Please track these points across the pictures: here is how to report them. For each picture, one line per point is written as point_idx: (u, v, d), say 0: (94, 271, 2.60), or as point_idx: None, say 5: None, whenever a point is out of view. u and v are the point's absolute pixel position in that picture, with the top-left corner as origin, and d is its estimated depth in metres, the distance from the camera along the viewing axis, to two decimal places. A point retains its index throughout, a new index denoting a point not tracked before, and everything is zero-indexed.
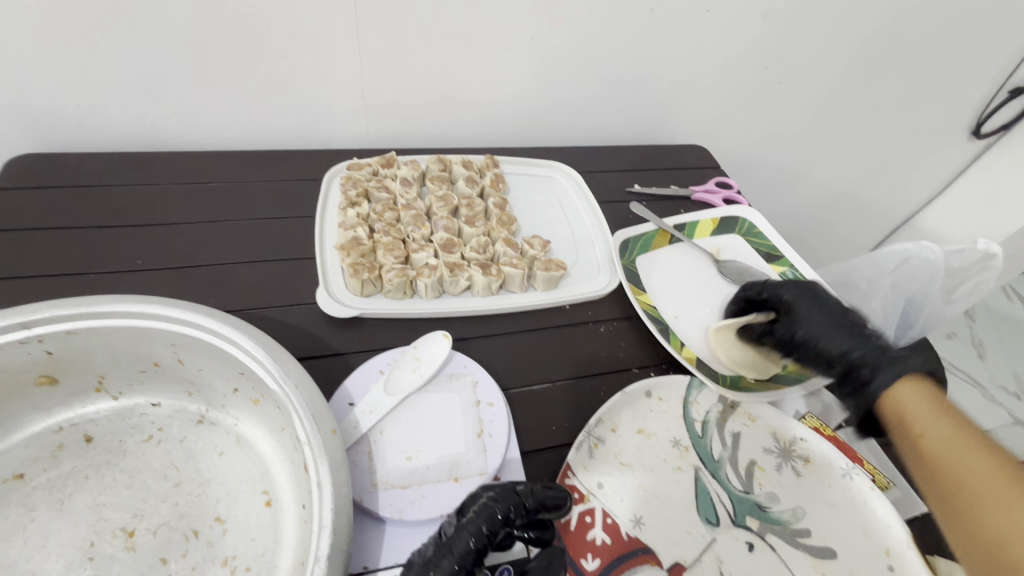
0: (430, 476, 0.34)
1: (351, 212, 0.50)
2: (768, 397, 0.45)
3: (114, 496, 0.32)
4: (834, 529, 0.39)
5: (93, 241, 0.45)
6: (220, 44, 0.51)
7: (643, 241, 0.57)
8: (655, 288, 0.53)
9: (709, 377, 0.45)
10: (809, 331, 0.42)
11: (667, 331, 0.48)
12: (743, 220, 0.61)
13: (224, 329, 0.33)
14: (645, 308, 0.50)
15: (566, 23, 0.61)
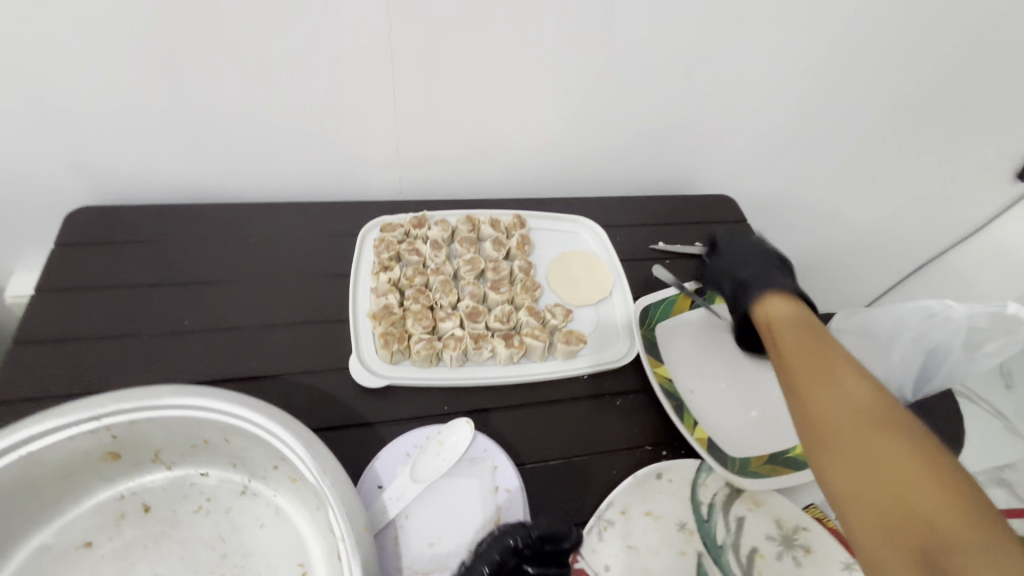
0: (450, 563, 0.37)
1: (383, 277, 0.52)
2: (774, 485, 0.47)
3: (168, 566, 0.36)
4: None
5: (145, 299, 0.49)
6: (264, 106, 0.54)
7: (665, 307, 0.57)
8: (672, 358, 0.55)
9: (718, 461, 0.48)
10: (726, 264, 0.55)
11: (681, 408, 0.50)
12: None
13: (267, 421, 0.36)
14: (662, 381, 0.52)
15: (595, 81, 0.61)
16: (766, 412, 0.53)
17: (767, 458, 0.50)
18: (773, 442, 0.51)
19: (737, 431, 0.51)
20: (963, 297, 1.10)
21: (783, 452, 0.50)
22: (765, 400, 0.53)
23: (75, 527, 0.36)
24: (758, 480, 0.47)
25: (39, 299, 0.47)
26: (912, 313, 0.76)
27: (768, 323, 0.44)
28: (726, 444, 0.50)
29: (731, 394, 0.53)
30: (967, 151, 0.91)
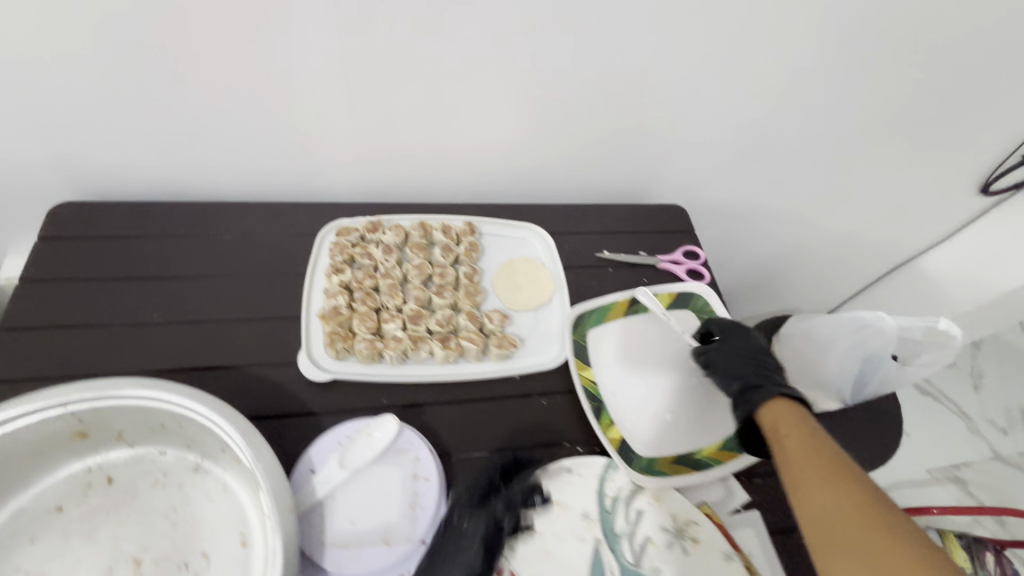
0: (367, 539, 0.43)
1: (335, 279, 0.57)
2: (673, 483, 0.53)
3: (126, 530, 0.42)
4: None
5: (118, 292, 0.54)
6: (228, 113, 0.58)
7: (598, 313, 0.63)
8: (601, 360, 0.59)
9: (625, 460, 0.54)
10: (729, 357, 0.56)
11: (599, 409, 0.56)
12: (697, 297, 0.66)
13: (212, 413, 0.41)
14: (586, 384, 0.58)
15: (545, 95, 0.64)
16: (681, 414, 0.57)
17: (674, 458, 0.55)
18: (683, 444, 0.56)
19: (652, 430, 0.56)
20: None
21: (691, 453, 0.55)
22: (683, 402, 0.58)
23: (48, 494, 0.42)
24: (659, 477, 0.53)
25: (25, 290, 0.53)
26: (855, 320, 0.80)
27: (775, 426, 0.49)
28: (638, 443, 0.55)
29: (653, 395, 0.57)
30: (932, 166, 0.93)
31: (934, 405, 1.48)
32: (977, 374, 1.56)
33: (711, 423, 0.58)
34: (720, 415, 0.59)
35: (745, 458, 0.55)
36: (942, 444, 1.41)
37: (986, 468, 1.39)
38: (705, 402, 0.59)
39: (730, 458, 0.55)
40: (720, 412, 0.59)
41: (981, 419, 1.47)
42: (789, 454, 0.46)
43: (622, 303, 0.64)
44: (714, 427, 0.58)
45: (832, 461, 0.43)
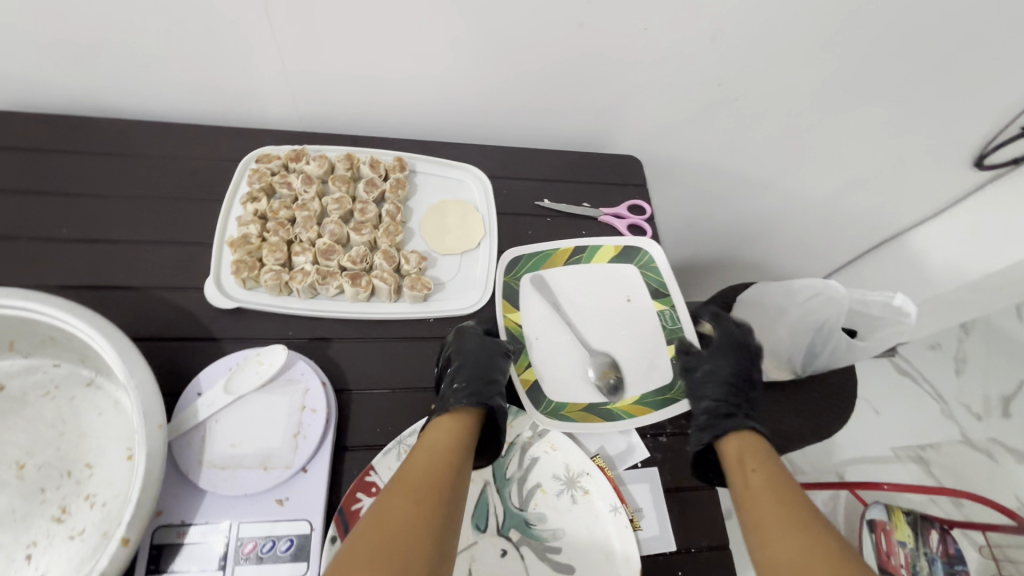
0: (245, 462, 0.44)
1: (250, 207, 0.55)
2: (573, 430, 0.53)
3: (13, 435, 0.43)
4: (582, 551, 0.47)
5: (27, 205, 0.54)
6: (116, 33, 0.52)
7: (536, 259, 0.62)
8: (529, 305, 0.60)
9: (533, 403, 0.55)
10: (704, 374, 0.55)
11: (518, 352, 0.57)
12: (643, 253, 0.64)
13: (89, 329, 0.41)
14: (510, 327, 0.58)
15: (476, 28, 0.57)
16: (599, 366, 0.57)
17: (585, 406, 0.55)
18: (596, 394, 0.56)
19: (563, 377, 0.57)
20: (905, 284, 1.07)
21: (603, 403, 0.55)
22: (605, 355, 0.58)
23: None
24: (562, 422, 0.53)
25: None
26: (805, 288, 0.79)
27: (737, 453, 0.47)
28: (552, 389, 0.56)
29: (573, 346, 0.58)
30: (924, 137, 0.85)
31: (909, 385, 1.45)
32: (962, 356, 1.50)
33: (633, 376, 0.58)
34: (645, 371, 0.58)
35: (659, 414, 0.55)
36: (911, 424, 1.39)
37: (952, 451, 1.36)
38: (629, 358, 0.59)
39: (645, 412, 0.56)
40: (644, 367, 0.58)
41: (957, 403, 1.43)
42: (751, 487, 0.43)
43: (564, 251, 0.63)
44: (635, 381, 0.57)
45: (795, 503, 0.41)
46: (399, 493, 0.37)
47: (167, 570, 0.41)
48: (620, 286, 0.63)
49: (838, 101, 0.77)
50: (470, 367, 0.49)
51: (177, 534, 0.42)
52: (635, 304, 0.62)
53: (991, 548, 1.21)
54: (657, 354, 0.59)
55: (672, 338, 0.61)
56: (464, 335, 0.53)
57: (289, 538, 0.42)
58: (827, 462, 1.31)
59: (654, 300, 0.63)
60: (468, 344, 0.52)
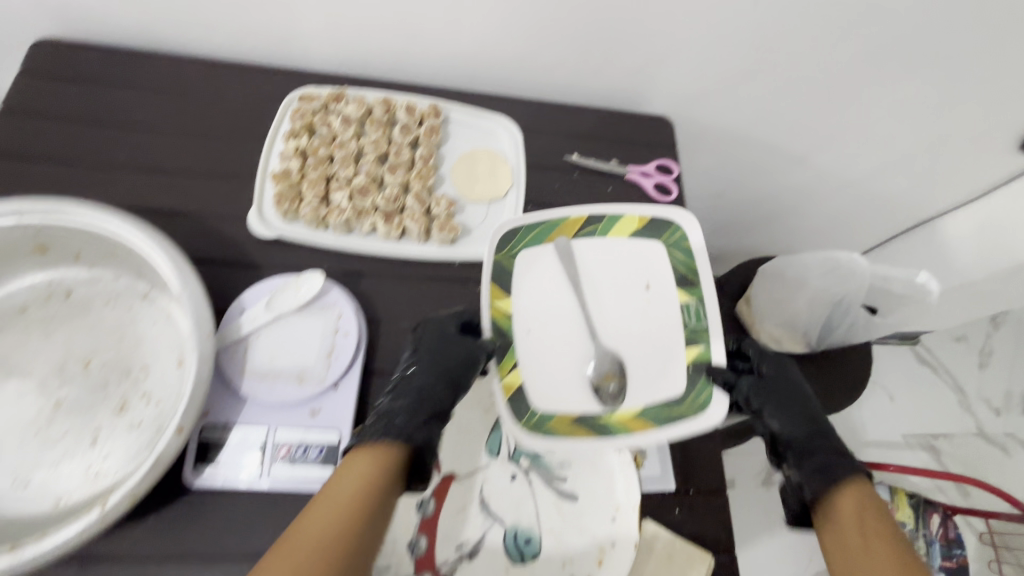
0: (283, 375, 0.48)
1: (291, 143, 0.58)
2: (555, 447, 0.50)
3: (80, 335, 0.48)
4: (586, 483, 0.51)
5: (87, 131, 0.57)
6: None
7: (540, 231, 0.59)
8: (529, 284, 0.57)
9: (514, 411, 0.52)
10: (763, 406, 0.56)
11: (505, 348, 0.54)
12: (675, 228, 0.59)
13: (148, 242, 0.45)
14: (497, 316, 0.55)
15: None
16: (601, 370, 0.53)
17: (575, 418, 0.52)
18: (592, 403, 0.53)
19: (555, 373, 0.54)
20: (935, 269, 1.06)
21: (596, 415, 0.52)
22: (612, 355, 0.54)
23: (14, 295, 0.48)
24: (546, 438, 0.50)
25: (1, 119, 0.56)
26: (820, 261, 0.78)
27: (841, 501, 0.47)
28: (536, 397, 0.53)
29: (580, 338, 0.55)
30: (969, 115, 0.82)
31: (929, 375, 1.43)
32: (989, 350, 1.47)
33: (642, 381, 0.54)
34: (653, 376, 0.54)
35: (660, 431, 0.51)
36: (926, 413, 1.38)
37: (965, 442, 1.36)
38: (638, 359, 0.54)
39: (643, 428, 0.51)
40: (654, 371, 0.54)
41: (978, 397, 1.41)
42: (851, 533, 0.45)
43: (577, 220, 0.59)
44: (639, 389, 0.53)
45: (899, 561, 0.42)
46: (281, 560, 0.35)
47: (213, 462, 0.46)
48: (640, 272, 0.58)
49: (885, 72, 0.75)
50: (431, 358, 0.50)
51: (221, 433, 0.46)
52: (654, 293, 0.57)
53: (992, 536, 1.22)
54: (669, 360, 0.55)
55: (694, 338, 0.55)
56: (427, 347, 0.51)
57: (320, 446, 0.47)
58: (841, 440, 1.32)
59: (679, 288, 0.57)
60: (427, 369, 0.50)
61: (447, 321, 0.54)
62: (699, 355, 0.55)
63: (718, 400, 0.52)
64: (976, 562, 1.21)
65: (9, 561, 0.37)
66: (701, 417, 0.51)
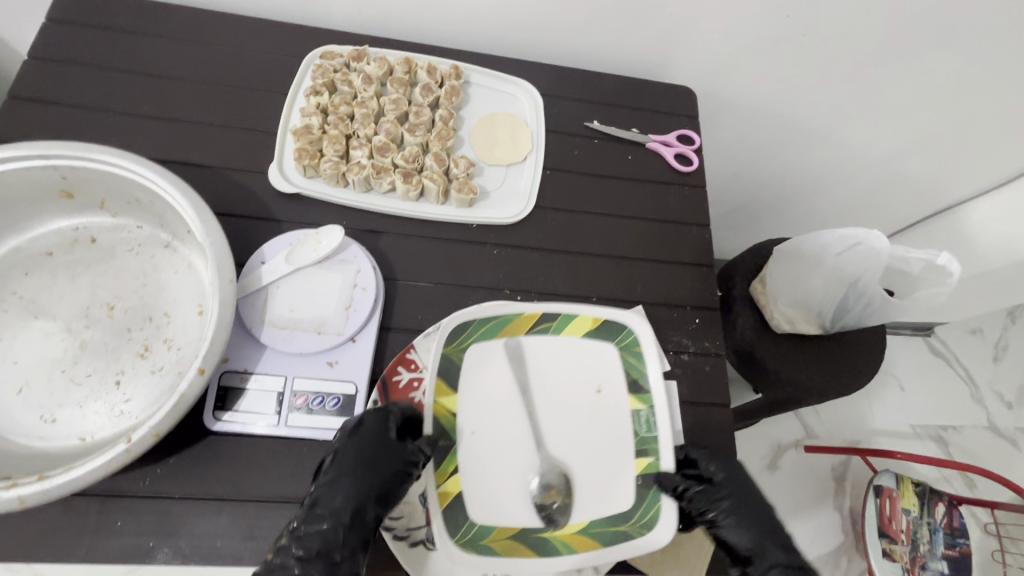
0: (301, 326, 0.48)
1: (313, 100, 0.58)
2: (490, 569, 0.45)
3: (104, 281, 0.49)
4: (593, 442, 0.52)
5: (110, 80, 0.57)
6: None
7: (488, 327, 0.52)
8: (469, 388, 0.51)
9: (448, 527, 0.46)
10: (720, 516, 0.50)
11: (445, 451, 0.49)
12: (628, 332, 0.54)
13: (172, 189, 0.46)
14: (438, 414, 0.49)
15: None
16: (546, 485, 0.49)
17: (514, 533, 0.47)
18: (534, 519, 0.48)
19: (497, 485, 0.49)
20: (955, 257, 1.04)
21: (537, 531, 0.47)
22: (560, 468, 0.50)
23: (42, 240, 0.49)
24: (483, 557, 0.45)
25: (26, 66, 0.56)
26: (841, 240, 0.76)
27: None
28: (475, 506, 0.48)
29: (524, 446, 0.50)
30: (1002, 94, 0.80)
31: (943, 368, 1.40)
32: (1003, 344, 1.46)
33: (590, 498, 0.49)
34: (599, 491, 0.50)
35: (604, 552, 0.47)
36: (937, 404, 1.37)
37: (974, 435, 1.35)
38: (587, 468, 0.50)
39: (586, 546, 0.47)
40: (603, 483, 0.50)
41: (990, 390, 1.40)
42: None
43: (528, 317, 0.53)
44: (586, 503, 0.49)
45: None
46: None
47: (232, 408, 0.47)
48: (591, 373, 0.53)
49: (919, 45, 0.72)
50: (366, 477, 0.44)
51: (240, 380, 0.47)
52: (606, 398, 0.53)
53: (996, 526, 1.22)
54: (614, 474, 0.50)
55: (643, 449, 0.51)
56: (366, 447, 0.44)
57: (337, 396, 0.48)
58: (851, 426, 1.31)
59: (629, 393, 0.53)
60: (355, 480, 0.44)
61: (384, 420, 0.46)
62: (647, 467, 0.51)
63: (665, 519, 0.49)
64: (980, 552, 1.20)
65: (38, 488, 0.37)
66: (647, 537, 0.48)
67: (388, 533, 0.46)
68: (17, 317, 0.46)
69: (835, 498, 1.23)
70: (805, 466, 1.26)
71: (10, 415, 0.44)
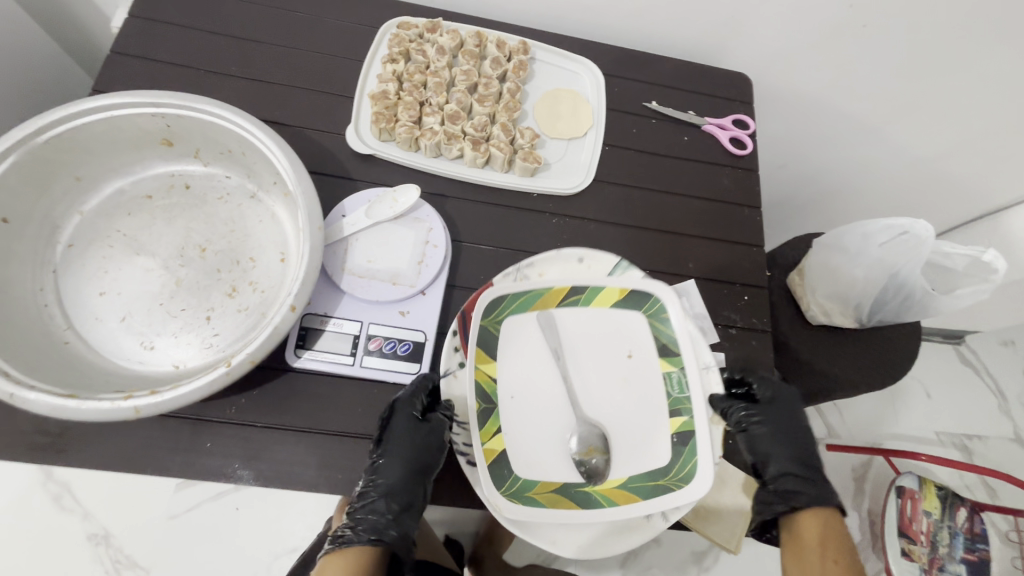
0: (378, 276, 0.52)
1: (389, 67, 0.61)
2: (539, 517, 0.47)
3: (197, 225, 0.53)
4: (655, 392, 0.54)
5: (202, 41, 0.61)
6: None
7: (526, 298, 0.54)
8: (505, 358, 0.53)
9: (494, 479, 0.48)
10: (761, 433, 0.53)
11: (488, 413, 0.50)
12: (653, 300, 0.55)
13: (268, 140, 0.49)
14: (481, 380, 0.51)
15: None
16: (584, 442, 0.51)
17: (558, 486, 0.50)
18: (575, 473, 0.50)
19: (539, 447, 0.51)
20: None
21: (579, 485, 0.50)
22: (594, 428, 0.52)
23: (142, 183, 0.53)
24: (527, 507, 0.48)
25: (129, 23, 0.60)
26: (885, 229, 0.77)
27: (800, 529, 0.48)
28: (517, 461, 0.50)
29: (560, 407, 0.53)
30: None
31: (972, 377, 1.39)
32: None
33: (623, 456, 0.51)
34: (631, 451, 0.51)
35: (643, 504, 0.49)
36: (964, 412, 1.36)
37: (999, 445, 1.34)
38: (621, 430, 0.52)
39: (627, 499, 0.49)
40: (637, 441, 0.52)
41: (1018, 403, 1.39)
42: (811, 547, 0.46)
43: (559, 290, 0.55)
44: (620, 459, 0.51)
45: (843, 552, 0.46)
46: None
47: (312, 347, 0.50)
48: (622, 339, 0.55)
49: (984, 42, 0.72)
50: (415, 451, 0.47)
51: (320, 322, 0.51)
52: (637, 363, 0.54)
53: (1018, 535, 1.22)
54: (650, 435, 0.52)
55: (676, 408, 0.53)
56: (399, 446, 0.47)
57: (408, 342, 0.52)
58: (874, 429, 1.32)
59: (660, 357, 0.55)
60: (392, 471, 0.46)
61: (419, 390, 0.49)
62: (683, 425, 0.52)
63: (701, 472, 0.49)
64: (999, 560, 1.20)
65: (151, 400, 0.40)
66: (686, 489, 0.49)
67: (464, 458, 0.48)
68: (121, 253, 0.50)
69: (855, 499, 1.24)
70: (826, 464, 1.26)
71: (115, 339, 0.48)
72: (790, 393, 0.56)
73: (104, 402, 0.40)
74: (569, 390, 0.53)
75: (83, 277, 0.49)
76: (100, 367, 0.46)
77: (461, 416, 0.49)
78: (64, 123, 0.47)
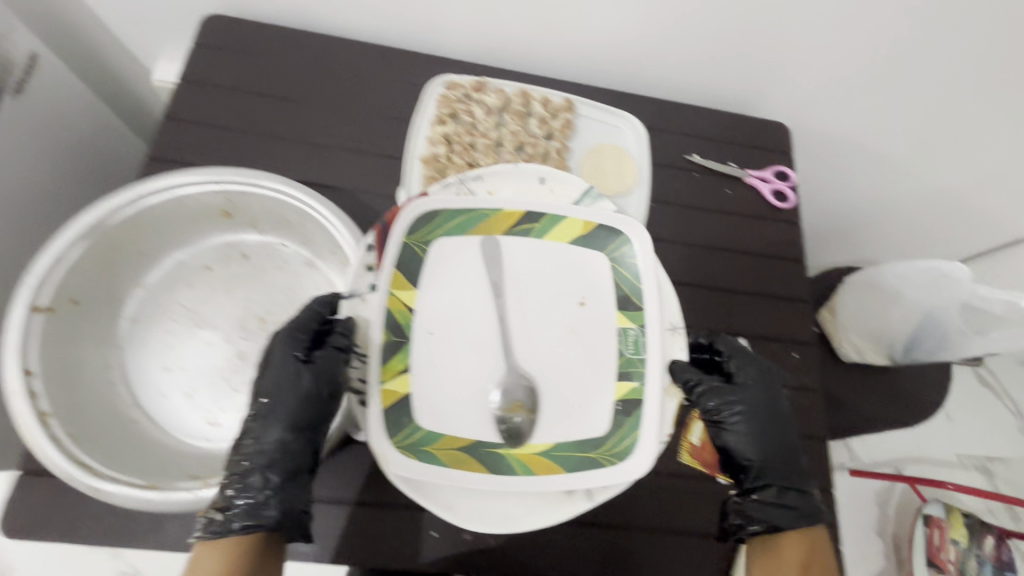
0: None
1: (438, 129, 0.61)
2: (430, 475, 0.43)
3: (257, 296, 0.53)
4: (602, 347, 0.49)
5: (254, 104, 0.61)
6: None
7: (462, 218, 0.50)
8: (432, 287, 0.48)
9: (386, 426, 0.44)
10: (745, 421, 0.49)
11: (394, 348, 0.46)
12: (622, 239, 0.51)
13: (331, 215, 0.50)
14: (395, 309, 0.47)
15: None
16: (508, 397, 0.46)
17: (464, 444, 0.45)
18: (488, 431, 0.45)
19: (454, 394, 0.46)
20: None
21: (491, 445, 0.45)
22: (525, 382, 0.47)
23: (201, 254, 0.53)
24: (421, 463, 0.43)
25: (182, 88, 0.60)
26: (920, 271, 0.77)
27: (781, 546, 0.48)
28: (421, 408, 0.45)
29: (488, 352, 0.47)
30: None
31: (993, 401, 1.40)
32: None
33: (552, 419, 0.46)
34: (567, 416, 0.46)
35: (565, 477, 0.44)
36: (986, 436, 1.36)
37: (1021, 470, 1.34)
38: (555, 390, 0.47)
39: (547, 469, 0.44)
40: (574, 411, 0.47)
41: None
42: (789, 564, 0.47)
43: (505, 216, 0.51)
44: (548, 420, 0.46)
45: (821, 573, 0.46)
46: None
47: None
48: (571, 287, 0.50)
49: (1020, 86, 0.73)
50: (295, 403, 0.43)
51: None
52: (588, 312, 0.49)
53: None
54: (586, 404, 0.47)
55: (628, 371, 0.48)
56: (279, 393, 0.44)
57: None
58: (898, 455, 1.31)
59: (620, 312, 0.50)
60: (272, 429, 0.43)
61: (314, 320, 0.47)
62: (630, 393, 0.47)
63: (642, 449, 0.45)
64: None
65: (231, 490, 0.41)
66: (619, 467, 0.44)
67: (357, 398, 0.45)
68: (184, 327, 0.51)
69: (880, 527, 1.23)
70: (851, 492, 1.25)
71: (180, 416, 0.48)
72: (774, 379, 0.52)
73: (184, 493, 0.40)
74: (500, 334, 0.48)
75: (147, 351, 0.50)
76: (168, 446, 0.46)
77: (362, 348, 0.46)
78: (132, 204, 0.47)
